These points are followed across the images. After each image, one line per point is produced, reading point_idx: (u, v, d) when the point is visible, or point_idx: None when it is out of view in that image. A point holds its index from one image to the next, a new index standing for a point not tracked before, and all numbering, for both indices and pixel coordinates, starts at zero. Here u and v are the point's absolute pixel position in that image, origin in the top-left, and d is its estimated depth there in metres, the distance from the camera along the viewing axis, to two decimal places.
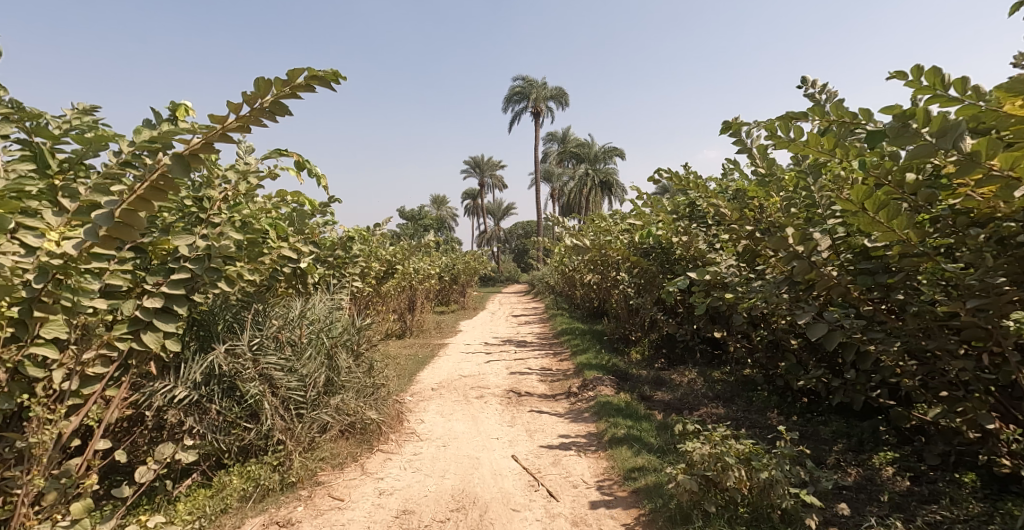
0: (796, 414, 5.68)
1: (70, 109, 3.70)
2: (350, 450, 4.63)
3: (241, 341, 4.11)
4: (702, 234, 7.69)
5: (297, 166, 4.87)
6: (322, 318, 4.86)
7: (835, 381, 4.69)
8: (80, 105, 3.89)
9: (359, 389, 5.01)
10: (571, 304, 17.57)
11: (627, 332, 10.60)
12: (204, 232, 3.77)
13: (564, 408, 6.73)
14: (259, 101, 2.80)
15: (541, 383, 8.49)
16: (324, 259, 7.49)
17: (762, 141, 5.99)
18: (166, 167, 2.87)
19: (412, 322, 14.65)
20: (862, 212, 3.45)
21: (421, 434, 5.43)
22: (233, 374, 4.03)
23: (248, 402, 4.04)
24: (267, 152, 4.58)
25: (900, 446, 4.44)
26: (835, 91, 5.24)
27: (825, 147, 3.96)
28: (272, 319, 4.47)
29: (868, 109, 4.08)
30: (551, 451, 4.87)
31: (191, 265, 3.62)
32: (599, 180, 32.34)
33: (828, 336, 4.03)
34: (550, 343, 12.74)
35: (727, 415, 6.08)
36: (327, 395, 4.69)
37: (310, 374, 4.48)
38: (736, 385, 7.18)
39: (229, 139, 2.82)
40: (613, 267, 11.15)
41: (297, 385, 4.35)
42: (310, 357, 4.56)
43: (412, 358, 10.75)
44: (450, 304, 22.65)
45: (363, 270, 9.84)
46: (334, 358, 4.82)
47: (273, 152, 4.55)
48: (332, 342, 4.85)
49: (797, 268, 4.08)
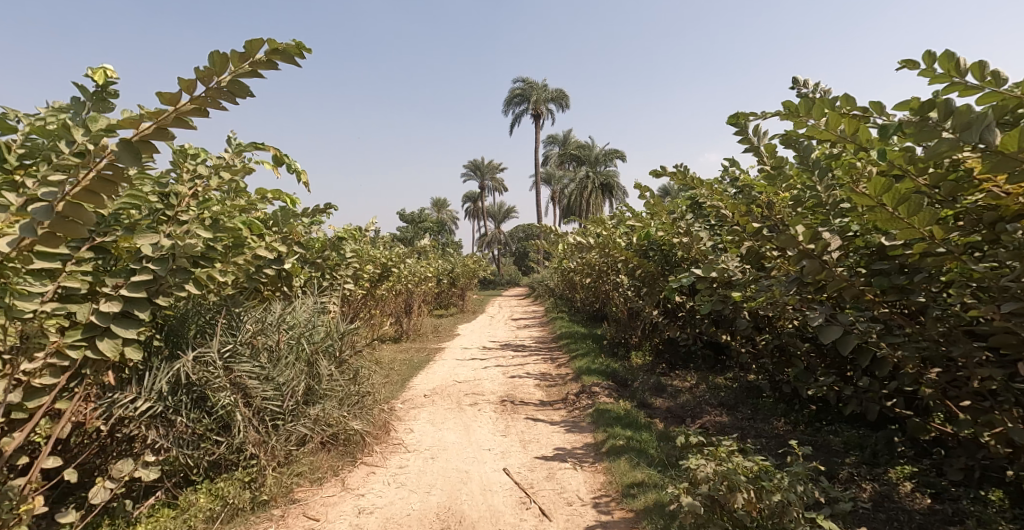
0: (804, 423, 5.41)
1: (42, 108, 3.53)
2: (330, 463, 4.37)
3: (212, 348, 3.83)
4: (705, 234, 7.41)
5: (275, 161, 4.63)
6: (302, 323, 4.60)
7: (847, 389, 4.41)
8: (58, 104, 3.76)
9: (343, 398, 4.77)
10: (571, 308, 17.27)
11: (627, 336, 10.32)
12: (168, 230, 3.52)
13: (562, 416, 6.45)
14: (217, 79, 2.61)
15: (538, 389, 8.21)
16: (312, 261, 7.22)
17: (768, 137, 5.73)
18: (114, 155, 2.60)
19: (408, 327, 14.36)
20: (880, 207, 3.18)
21: (409, 445, 5.16)
22: (203, 383, 3.75)
23: (219, 413, 3.76)
24: (241, 146, 4.32)
25: (918, 460, 4.17)
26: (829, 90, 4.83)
27: (847, 130, 3.65)
28: (248, 324, 4.19)
29: (879, 103, 3.76)
30: (545, 464, 4.59)
31: (154, 266, 3.38)
32: (599, 183, 32.05)
33: (842, 340, 3.74)
34: (549, 348, 12.46)
35: (732, 424, 5.81)
36: (307, 405, 4.43)
37: (288, 382, 4.21)
38: (741, 392, 6.90)
39: (186, 122, 2.61)
40: (613, 270, 10.87)
41: (273, 394, 4.09)
42: (287, 364, 4.30)
43: (406, 364, 10.47)
44: (449, 308, 22.37)
45: (356, 273, 9.55)
46: (315, 366, 4.56)
47: (248, 147, 4.29)
48: (313, 348, 4.59)
49: (806, 267, 3.82)
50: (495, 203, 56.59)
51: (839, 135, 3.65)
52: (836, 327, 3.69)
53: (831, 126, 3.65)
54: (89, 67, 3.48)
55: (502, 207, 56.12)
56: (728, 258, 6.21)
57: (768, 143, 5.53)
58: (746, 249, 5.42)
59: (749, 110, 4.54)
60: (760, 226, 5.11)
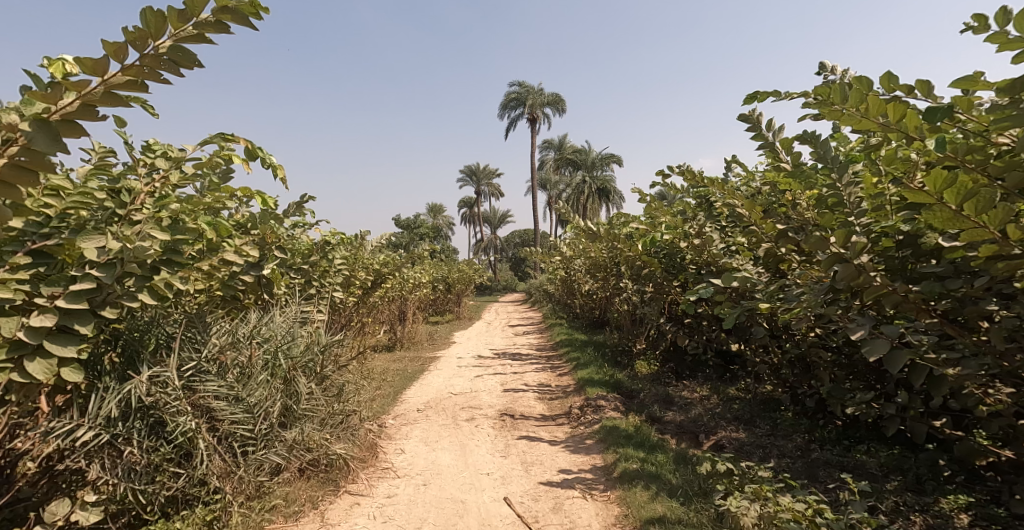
0: (831, 441, 4.97)
1: None
2: (309, 494, 3.91)
3: (170, 366, 3.33)
4: (716, 236, 6.99)
5: (247, 155, 4.15)
6: (279, 335, 4.14)
7: (887, 408, 3.97)
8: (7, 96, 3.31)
9: (324, 419, 4.31)
10: (569, 314, 16.86)
11: (630, 344, 9.88)
12: (117, 231, 3.05)
13: (565, 433, 5.99)
14: (153, 44, 2.22)
15: (538, 401, 7.77)
16: (297, 267, 6.75)
17: (783, 131, 5.32)
18: (26, 136, 2.12)
19: (401, 335, 13.86)
20: (940, 204, 2.71)
21: (399, 469, 4.70)
22: (159, 406, 3.27)
23: (178, 440, 3.28)
24: (210, 136, 3.81)
25: (970, 487, 3.73)
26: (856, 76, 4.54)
27: (890, 117, 3.18)
28: (214, 336, 3.69)
29: (924, 83, 3.26)
30: (551, 491, 4.14)
31: (98, 273, 2.92)
32: (597, 187, 31.72)
33: (889, 358, 3.24)
34: (548, 356, 11.99)
35: (750, 442, 5.37)
36: (283, 427, 3.97)
37: (260, 403, 3.74)
38: (756, 405, 6.47)
39: (119, 97, 2.22)
40: (614, 275, 10.43)
41: (243, 417, 3.60)
42: (259, 383, 3.81)
43: (399, 375, 10.00)
44: (445, 314, 21.92)
45: (346, 279, 9.08)
46: (292, 384, 4.09)
47: (219, 137, 3.80)
48: (291, 364, 4.12)
49: (841, 271, 3.46)
50: (491, 208, 56.18)
51: (882, 123, 3.18)
52: (882, 339, 3.25)
53: (871, 114, 3.19)
54: (43, 58, 3.14)
55: (497, 212, 55.71)
56: (743, 262, 5.78)
57: (784, 137, 5.12)
58: (763, 251, 5.01)
59: (759, 93, 3.63)
60: (782, 226, 4.69)
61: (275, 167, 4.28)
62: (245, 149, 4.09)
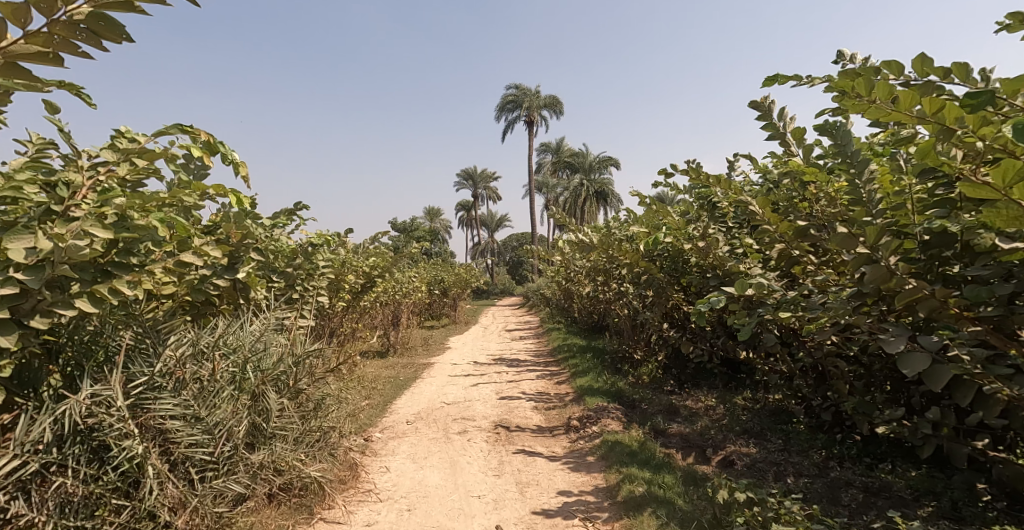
0: (851, 459, 4.60)
1: None
2: (277, 523, 3.54)
3: (113, 384, 2.92)
4: (722, 238, 6.62)
5: (206, 149, 3.99)
6: (249, 345, 3.74)
7: (920, 427, 3.61)
8: None
9: (298, 437, 3.94)
10: (568, 318, 16.49)
11: (630, 351, 9.51)
12: (51, 229, 2.67)
13: (563, 447, 5.61)
14: (64, 8, 1.93)
15: (535, 412, 7.40)
16: (279, 271, 6.36)
17: (794, 123, 4.97)
18: None
19: (394, 341, 13.45)
20: (1007, 200, 2.38)
21: (381, 492, 4.34)
22: (100, 430, 2.88)
23: (123, 468, 2.90)
24: (165, 128, 3.58)
25: (1012, 514, 3.38)
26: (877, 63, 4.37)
27: (925, 109, 2.84)
28: (170, 348, 3.28)
29: (963, 65, 2.89)
30: (548, 519, 3.79)
31: (24, 277, 2.57)
32: (594, 190, 31.40)
33: (932, 374, 2.86)
34: (545, 362, 11.61)
35: (763, 458, 4.99)
36: (249, 448, 3.58)
37: (224, 422, 3.35)
38: (765, 416, 6.12)
39: (23, 68, 1.93)
40: (614, 279, 10.06)
41: (202, 439, 3.21)
42: (223, 400, 3.40)
43: (390, 384, 9.61)
44: (441, 318, 21.51)
45: (334, 284, 8.69)
46: (262, 399, 3.68)
47: (179, 127, 3.59)
48: (262, 377, 3.72)
49: (869, 272, 3.34)
50: (488, 211, 55.85)
51: (915, 117, 2.85)
52: (921, 351, 2.87)
53: (903, 107, 2.85)
54: None
55: (495, 215, 55.34)
56: (753, 266, 5.41)
57: (796, 127, 4.76)
58: (776, 252, 4.65)
59: (781, 75, 3.29)
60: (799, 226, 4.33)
61: (238, 166, 4.09)
62: (204, 143, 3.93)
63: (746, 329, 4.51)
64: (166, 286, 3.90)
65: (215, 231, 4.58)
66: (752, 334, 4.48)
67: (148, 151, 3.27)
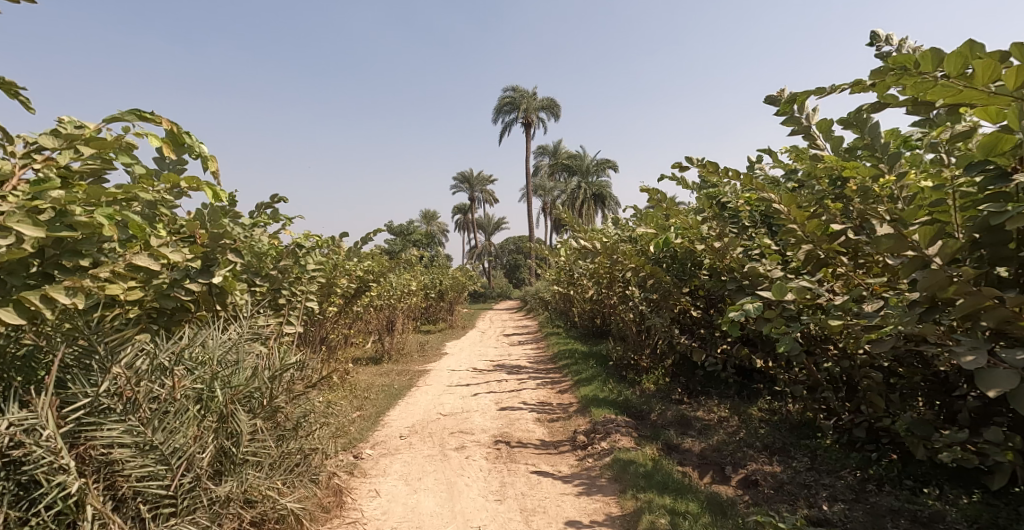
0: (891, 482, 4.16)
1: None
2: None
3: (43, 410, 2.46)
4: (737, 238, 6.21)
5: (171, 140, 3.56)
6: (218, 358, 3.27)
7: (986, 454, 3.17)
8: None
9: (274, 462, 3.49)
10: (567, 323, 16.06)
11: (635, 358, 9.07)
12: None
13: (570, 466, 5.16)
14: None
15: (537, 424, 6.95)
16: (262, 274, 5.90)
17: (819, 114, 4.54)
18: None
19: (390, 346, 12.96)
20: None
21: (369, 523, 3.91)
22: (28, 465, 2.43)
23: (55, 510, 2.45)
24: (119, 113, 3.20)
25: None
26: (917, 48, 4.31)
27: (1007, 83, 2.27)
28: (120, 363, 2.81)
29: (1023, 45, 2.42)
30: None
31: None
32: (592, 193, 31.04)
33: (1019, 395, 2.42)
34: (546, 369, 11.18)
35: (791, 480, 4.55)
36: (215, 478, 3.11)
37: (183, 449, 2.89)
38: (786, 431, 5.68)
39: None
40: (617, 282, 9.64)
41: (153, 471, 2.76)
42: (182, 424, 2.93)
43: (384, 393, 9.14)
44: (438, 323, 21.04)
45: (324, 288, 8.22)
46: (232, 421, 3.20)
47: (140, 115, 3.22)
48: (232, 395, 3.24)
49: (924, 278, 2.89)
50: (485, 214, 55.43)
51: (995, 93, 2.27)
52: (1007, 369, 2.43)
53: (978, 81, 2.29)
54: None
55: (491, 218, 54.93)
56: (775, 269, 4.98)
57: (822, 119, 4.36)
58: (802, 254, 4.20)
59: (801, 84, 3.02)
60: (835, 226, 3.87)
61: (206, 161, 3.72)
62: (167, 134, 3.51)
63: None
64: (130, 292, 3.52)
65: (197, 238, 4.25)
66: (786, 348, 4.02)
67: (97, 139, 2.95)
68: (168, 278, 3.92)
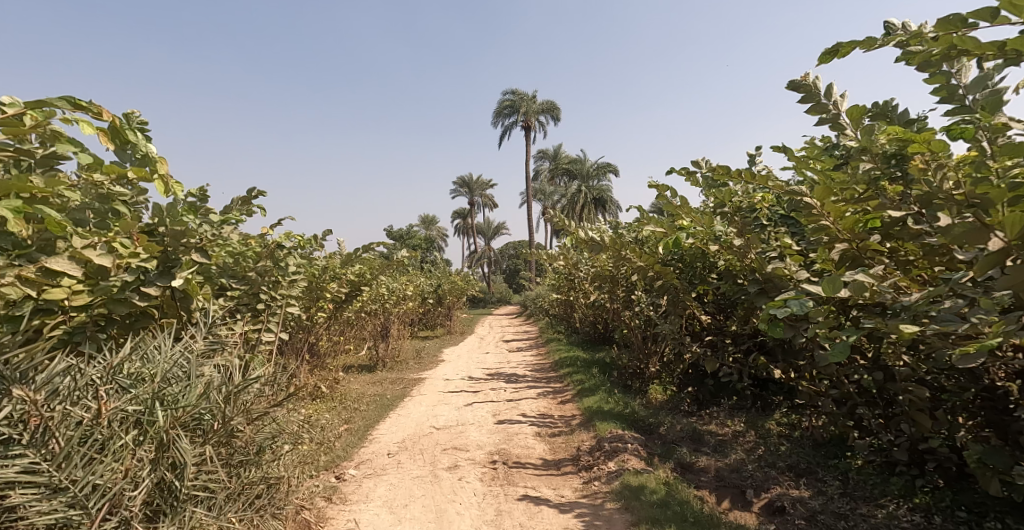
0: (942, 513, 3.66)
1: None
2: None
3: None
4: (756, 235, 5.70)
5: (113, 134, 3.12)
6: (163, 373, 2.77)
7: None
8: None
9: (229, 494, 3.00)
10: (568, 329, 15.60)
11: (640, 367, 8.56)
12: None
13: (574, 490, 4.66)
14: None
15: (536, 438, 6.44)
16: (234, 276, 5.40)
17: (846, 100, 4.13)
18: None
19: (383, 354, 12.42)
20: None
21: None
22: None
23: None
24: (53, 100, 2.57)
25: None
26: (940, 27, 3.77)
27: None
28: (32, 382, 2.31)
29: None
30: None
31: None
32: (593, 198, 30.58)
33: None
34: (546, 377, 10.67)
35: (824, 508, 4.02)
36: (149, 514, 2.63)
37: (106, 486, 2.40)
38: (810, 449, 5.18)
39: None
40: (621, 285, 9.11)
41: (65, 515, 2.28)
42: (107, 456, 2.43)
43: (375, 404, 8.62)
44: (435, 329, 20.51)
45: (310, 293, 7.70)
46: (175, 447, 2.69)
47: (74, 104, 2.61)
48: (174, 419, 2.72)
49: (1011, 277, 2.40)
50: (484, 219, 54.97)
51: None
52: None
53: None
54: None
55: (491, 223, 54.49)
56: (801, 270, 4.47)
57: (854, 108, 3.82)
58: (836, 254, 3.73)
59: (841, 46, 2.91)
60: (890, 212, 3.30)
61: (153, 162, 3.30)
62: (108, 127, 3.07)
63: (840, 348, 3.34)
64: (76, 297, 3.21)
65: (158, 233, 3.85)
66: (848, 353, 3.30)
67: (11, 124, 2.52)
68: (120, 280, 3.43)
